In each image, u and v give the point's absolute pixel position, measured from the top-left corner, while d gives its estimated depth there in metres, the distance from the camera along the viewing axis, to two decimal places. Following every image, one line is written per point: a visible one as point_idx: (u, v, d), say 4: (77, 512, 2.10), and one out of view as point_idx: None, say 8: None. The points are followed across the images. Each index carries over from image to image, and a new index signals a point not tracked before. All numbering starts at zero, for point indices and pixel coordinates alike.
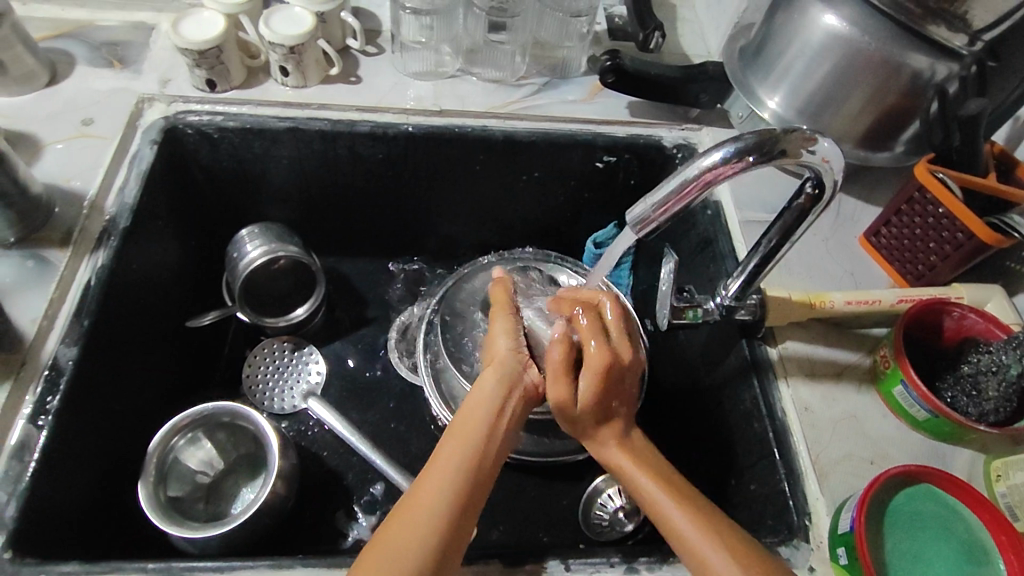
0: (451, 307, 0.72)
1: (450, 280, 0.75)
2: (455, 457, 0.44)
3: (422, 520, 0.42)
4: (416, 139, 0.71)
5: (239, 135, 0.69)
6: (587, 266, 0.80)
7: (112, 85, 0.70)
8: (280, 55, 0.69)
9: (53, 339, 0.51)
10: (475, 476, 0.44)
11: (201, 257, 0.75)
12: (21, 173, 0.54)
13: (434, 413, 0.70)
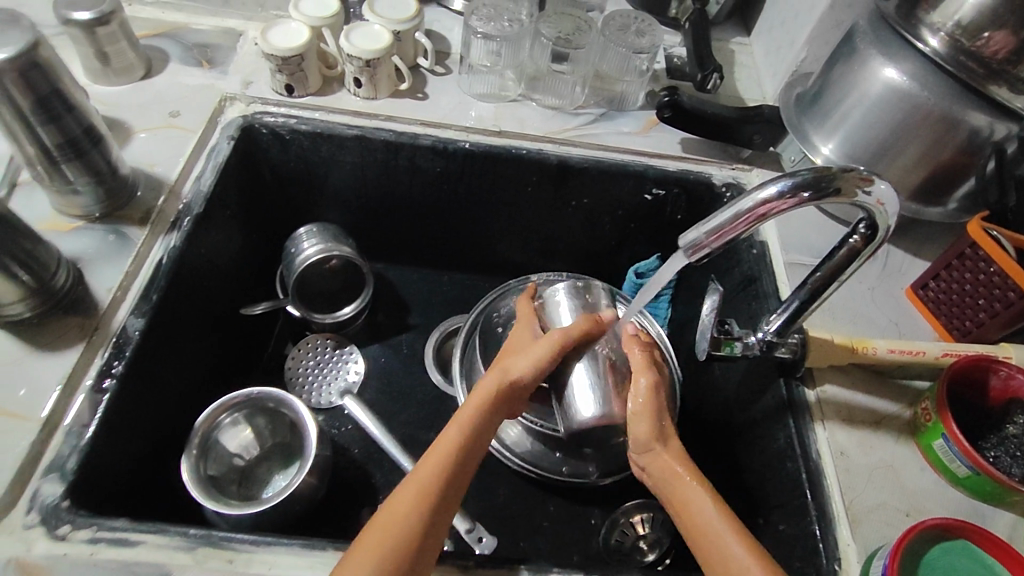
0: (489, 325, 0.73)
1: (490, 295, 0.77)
2: (428, 492, 0.45)
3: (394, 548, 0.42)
4: (474, 156, 0.74)
5: (309, 138, 0.73)
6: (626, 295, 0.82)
7: (199, 82, 0.75)
8: (356, 67, 0.73)
9: (124, 309, 0.55)
10: (445, 511, 0.45)
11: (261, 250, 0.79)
12: (112, 152, 0.58)
13: None
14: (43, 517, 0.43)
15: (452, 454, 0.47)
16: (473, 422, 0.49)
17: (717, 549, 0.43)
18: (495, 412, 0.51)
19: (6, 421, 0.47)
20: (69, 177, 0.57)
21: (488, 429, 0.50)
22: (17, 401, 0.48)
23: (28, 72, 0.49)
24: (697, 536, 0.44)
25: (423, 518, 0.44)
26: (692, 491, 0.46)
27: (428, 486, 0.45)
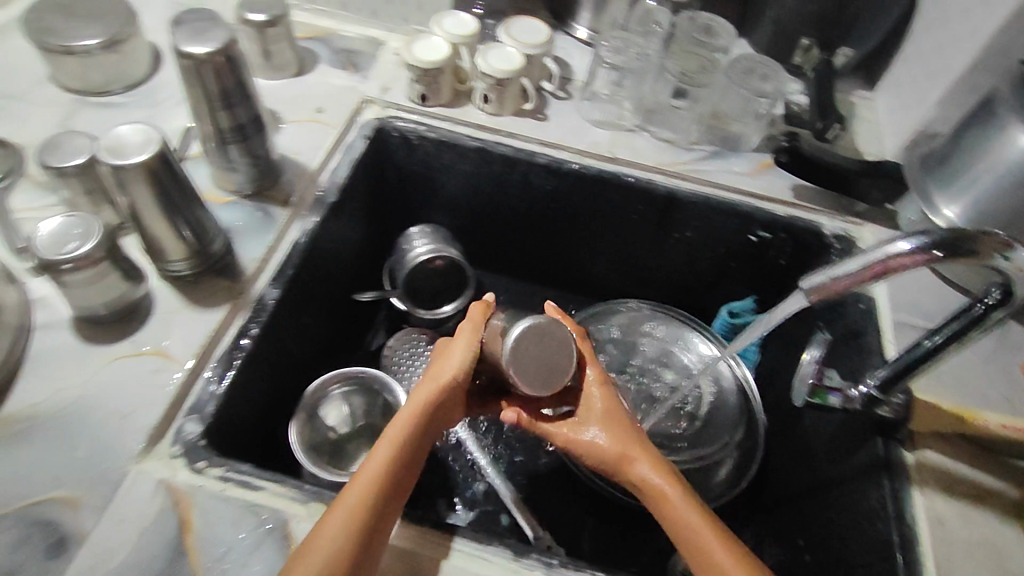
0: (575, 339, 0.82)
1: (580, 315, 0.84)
2: (363, 506, 0.44)
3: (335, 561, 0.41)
4: (586, 179, 0.77)
5: (434, 145, 0.78)
6: (718, 333, 0.82)
7: (343, 83, 0.81)
8: (487, 84, 0.77)
9: (263, 279, 0.61)
10: (374, 536, 0.44)
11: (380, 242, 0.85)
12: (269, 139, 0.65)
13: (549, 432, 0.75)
14: (184, 450, 0.49)
15: (372, 481, 0.45)
16: (394, 444, 0.47)
17: (707, 558, 0.46)
18: (417, 429, 0.49)
19: (162, 362, 0.53)
20: (232, 157, 0.63)
21: (411, 446, 0.48)
22: (170, 345, 0.55)
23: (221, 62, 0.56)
24: (700, 556, 0.47)
25: (349, 547, 0.42)
26: (677, 505, 0.49)
27: (362, 500, 0.44)
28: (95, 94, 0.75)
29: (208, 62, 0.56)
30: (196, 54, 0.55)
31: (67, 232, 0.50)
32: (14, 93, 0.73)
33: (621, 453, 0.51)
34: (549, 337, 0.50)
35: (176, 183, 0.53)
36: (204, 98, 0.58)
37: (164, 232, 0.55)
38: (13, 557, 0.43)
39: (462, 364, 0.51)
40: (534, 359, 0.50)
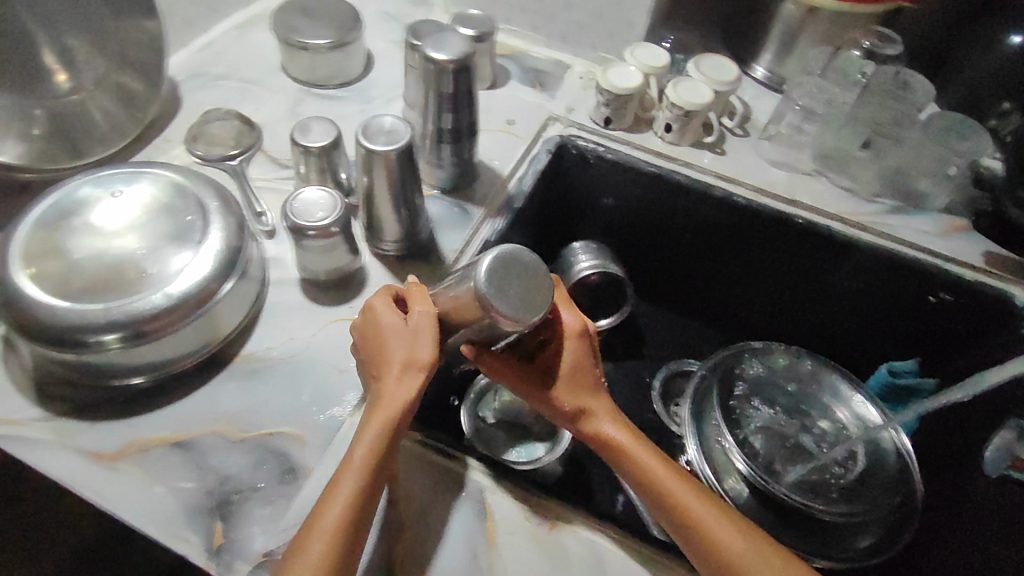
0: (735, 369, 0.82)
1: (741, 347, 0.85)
2: (342, 533, 0.41)
3: None
4: (760, 217, 0.78)
5: (611, 166, 0.81)
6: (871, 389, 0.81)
7: (531, 99, 0.85)
8: (673, 114, 0.79)
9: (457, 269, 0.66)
10: (352, 555, 0.42)
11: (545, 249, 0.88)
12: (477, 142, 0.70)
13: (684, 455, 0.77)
14: None
15: (348, 505, 0.42)
16: (364, 463, 0.44)
17: (682, 512, 0.48)
18: (391, 442, 0.45)
19: None
20: (442, 157, 0.69)
21: (388, 455, 0.45)
22: None
23: (456, 69, 0.61)
24: (708, 544, 0.47)
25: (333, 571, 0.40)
26: (671, 483, 0.49)
27: (340, 527, 0.42)
28: (319, 87, 0.82)
29: (444, 69, 0.61)
30: (438, 61, 0.60)
31: (314, 206, 0.56)
32: (252, 79, 0.80)
33: (581, 408, 0.52)
34: (512, 268, 0.44)
35: (408, 173, 0.59)
36: (433, 101, 0.64)
37: (389, 214, 0.61)
38: (252, 475, 0.49)
39: (426, 364, 0.47)
40: (514, 290, 0.44)
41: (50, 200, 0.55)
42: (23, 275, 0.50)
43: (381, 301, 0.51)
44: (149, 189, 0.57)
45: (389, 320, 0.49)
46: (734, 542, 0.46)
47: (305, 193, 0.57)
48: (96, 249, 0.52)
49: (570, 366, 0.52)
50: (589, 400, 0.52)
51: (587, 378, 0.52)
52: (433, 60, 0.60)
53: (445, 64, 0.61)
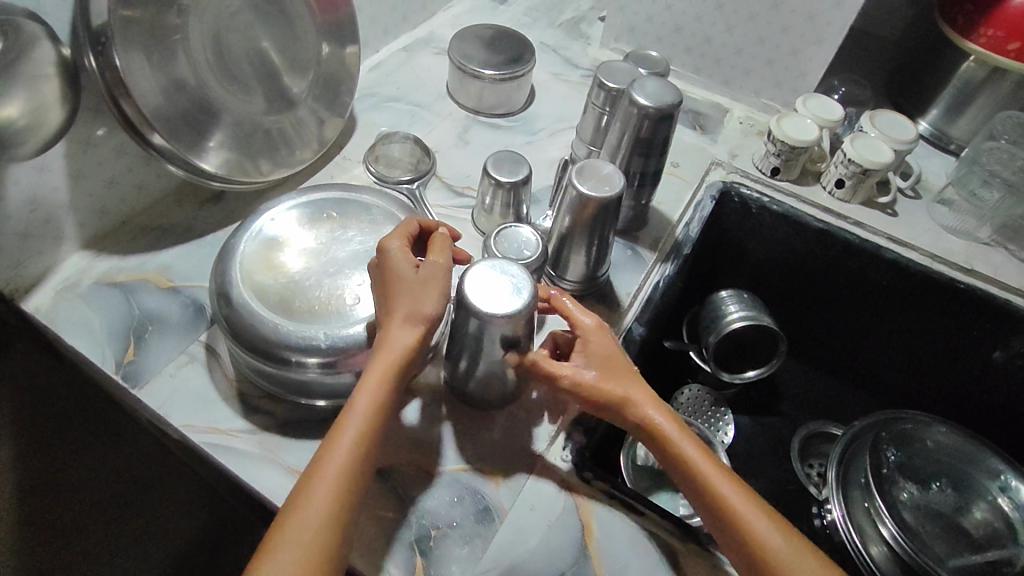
0: (886, 432, 0.78)
1: (888, 413, 0.81)
2: (339, 491, 0.39)
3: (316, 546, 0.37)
4: (934, 283, 0.75)
5: (774, 218, 0.79)
6: None
7: (692, 142, 0.84)
8: (849, 171, 0.76)
9: (631, 315, 0.65)
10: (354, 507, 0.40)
11: (691, 296, 0.86)
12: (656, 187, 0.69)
13: (825, 517, 0.74)
14: (573, 457, 0.53)
15: (351, 456, 0.40)
16: (369, 414, 0.41)
17: (718, 501, 0.44)
18: (394, 391, 0.43)
19: None
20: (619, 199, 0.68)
21: (391, 402, 0.43)
22: None
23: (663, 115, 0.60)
24: (769, 558, 0.42)
25: (328, 529, 0.38)
26: (719, 479, 0.44)
27: (338, 486, 0.39)
28: (485, 114, 0.81)
29: (649, 114, 0.60)
30: (645, 108, 0.59)
31: (520, 245, 0.58)
32: (421, 103, 0.81)
33: (614, 388, 0.48)
34: (509, 278, 0.48)
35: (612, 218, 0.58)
36: (627, 144, 0.63)
37: (582, 256, 0.61)
38: (449, 511, 0.49)
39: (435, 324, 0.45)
40: (486, 289, 0.48)
41: (265, 217, 0.56)
42: (246, 291, 0.51)
43: (397, 246, 0.48)
44: (355, 214, 0.58)
45: (403, 269, 0.47)
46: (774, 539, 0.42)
47: (520, 229, 0.59)
48: (311, 272, 0.53)
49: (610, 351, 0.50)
50: (633, 386, 0.48)
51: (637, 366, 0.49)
52: (640, 105, 0.60)
53: (650, 111, 0.60)
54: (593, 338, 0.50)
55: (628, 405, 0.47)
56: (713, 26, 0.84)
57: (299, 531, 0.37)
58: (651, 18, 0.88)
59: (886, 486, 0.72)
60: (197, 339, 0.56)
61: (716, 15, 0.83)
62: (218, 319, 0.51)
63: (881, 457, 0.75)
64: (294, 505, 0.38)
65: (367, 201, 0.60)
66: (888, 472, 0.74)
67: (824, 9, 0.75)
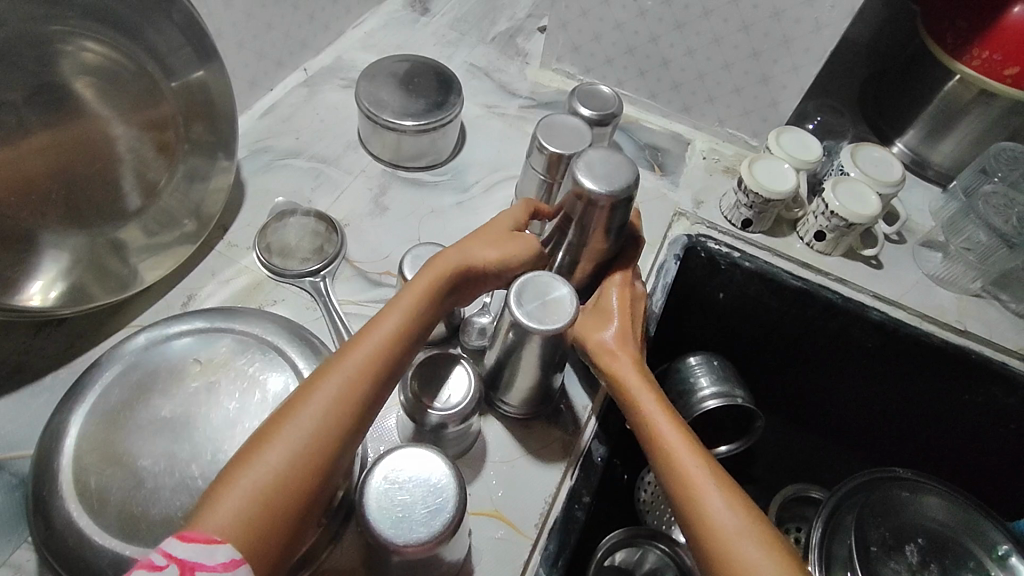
0: (871, 504, 0.70)
1: (873, 472, 0.73)
2: (366, 375, 0.40)
3: (335, 413, 0.38)
4: (925, 347, 0.66)
5: (746, 275, 0.69)
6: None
7: (651, 188, 0.73)
8: (831, 224, 0.66)
9: (588, 432, 0.54)
10: (364, 411, 0.40)
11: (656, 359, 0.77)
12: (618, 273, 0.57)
13: None
14: None
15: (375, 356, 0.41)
16: (408, 309, 0.43)
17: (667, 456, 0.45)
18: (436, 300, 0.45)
19: (503, 528, 0.48)
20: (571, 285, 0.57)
21: (429, 312, 0.45)
22: (509, 506, 0.49)
23: (620, 203, 0.48)
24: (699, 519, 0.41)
25: (346, 406, 0.38)
26: (671, 437, 0.45)
27: (366, 372, 0.40)
28: (405, 167, 0.68)
29: (601, 198, 0.48)
30: (595, 194, 0.48)
31: (449, 381, 0.47)
32: (326, 157, 0.67)
33: (608, 342, 0.51)
34: (420, 480, 0.37)
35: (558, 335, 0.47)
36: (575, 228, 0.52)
37: (526, 375, 0.50)
38: None
39: (505, 261, 0.49)
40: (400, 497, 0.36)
41: (106, 378, 0.43)
42: (77, 502, 0.38)
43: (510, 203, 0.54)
44: (230, 358, 0.45)
45: (507, 217, 0.52)
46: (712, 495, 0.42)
47: (456, 359, 0.48)
48: (168, 458, 0.40)
49: (611, 311, 0.53)
50: (620, 343, 0.51)
51: (626, 327, 0.52)
52: (587, 190, 0.48)
53: (602, 198, 0.48)
54: (614, 295, 0.53)
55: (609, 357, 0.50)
56: (671, 48, 0.71)
57: (300, 423, 0.37)
58: (598, 37, 0.74)
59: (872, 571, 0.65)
60: (24, 541, 0.42)
61: (675, 36, 0.70)
62: (40, 543, 0.38)
63: (867, 535, 0.67)
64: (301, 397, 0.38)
65: (246, 334, 0.46)
66: (876, 554, 0.66)
67: (799, 33, 0.64)
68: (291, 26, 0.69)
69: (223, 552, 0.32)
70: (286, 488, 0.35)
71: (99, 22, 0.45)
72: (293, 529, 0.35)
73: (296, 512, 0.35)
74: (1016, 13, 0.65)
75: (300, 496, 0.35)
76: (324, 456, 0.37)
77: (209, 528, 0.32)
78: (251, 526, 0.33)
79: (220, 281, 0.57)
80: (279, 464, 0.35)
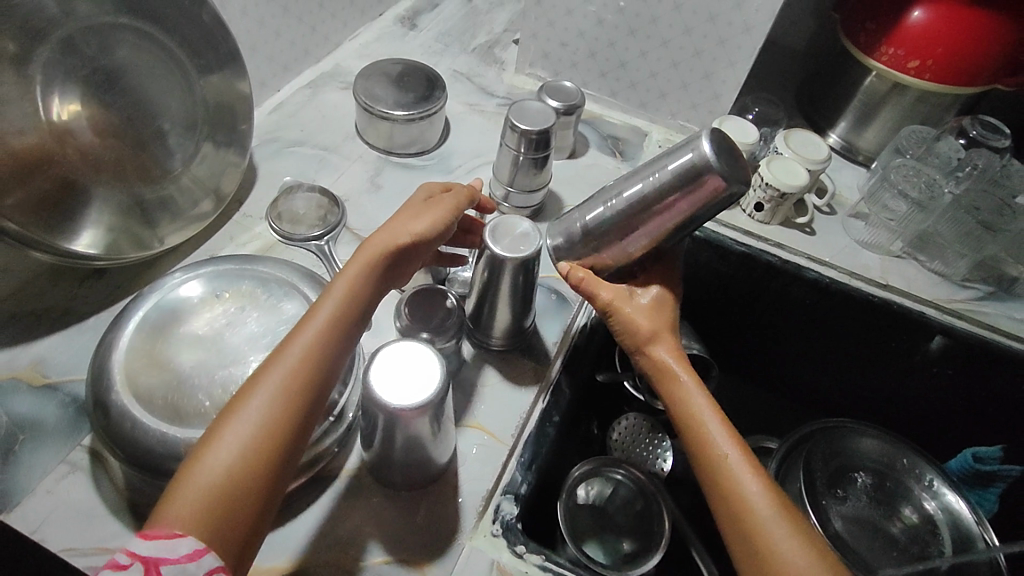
0: (816, 446, 0.78)
1: (818, 422, 0.81)
2: (303, 368, 0.43)
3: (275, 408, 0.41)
4: (852, 300, 0.76)
5: (697, 243, 0.79)
6: (952, 471, 0.77)
7: (614, 171, 0.83)
8: (767, 195, 0.76)
9: (558, 365, 0.63)
10: (308, 399, 0.43)
11: None
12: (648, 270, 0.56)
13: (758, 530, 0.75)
14: (504, 529, 0.51)
15: (309, 350, 0.44)
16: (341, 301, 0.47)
17: (705, 442, 0.47)
18: (368, 285, 0.48)
19: (483, 437, 0.56)
20: (625, 246, 0.55)
21: (362, 299, 0.48)
22: (489, 421, 0.57)
23: (725, 196, 0.47)
24: (737, 508, 0.44)
25: (287, 398, 0.42)
26: (711, 425, 0.48)
27: (303, 365, 0.43)
28: (397, 153, 0.78)
29: (710, 178, 0.47)
30: (710, 171, 0.47)
31: (437, 313, 0.57)
32: (328, 146, 0.77)
33: (651, 331, 0.52)
34: (414, 365, 0.46)
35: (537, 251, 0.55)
36: (659, 189, 0.50)
37: (503, 309, 0.59)
38: None
39: (428, 236, 0.52)
40: (400, 375, 0.45)
41: (147, 306, 0.51)
42: (129, 396, 0.46)
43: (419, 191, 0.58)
44: (251, 290, 0.54)
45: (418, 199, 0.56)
46: (754, 494, 0.45)
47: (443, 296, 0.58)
48: (203, 364, 0.48)
49: (650, 300, 0.54)
50: (664, 332, 0.53)
51: (670, 321, 0.53)
52: (709, 163, 0.47)
53: (715, 179, 0.47)
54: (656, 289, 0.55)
55: (650, 345, 0.52)
56: (627, 51, 0.83)
57: (244, 423, 0.40)
58: (564, 44, 0.86)
59: (817, 501, 0.73)
60: (79, 444, 0.50)
61: (630, 40, 0.81)
62: (99, 431, 0.46)
63: (811, 470, 0.76)
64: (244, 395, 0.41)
65: (264, 272, 0.55)
66: (821, 488, 0.75)
67: (732, 33, 0.75)
68: (297, 36, 0.80)
69: (186, 544, 0.36)
70: (238, 481, 0.39)
71: (141, 19, 0.54)
72: (254, 512, 0.39)
73: (255, 501, 0.39)
74: (914, 17, 0.76)
75: (254, 485, 0.39)
76: (275, 446, 0.41)
77: (170, 525, 0.37)
78: (211, 519, 0.37)
79: (237, 244, 0.66)
80: (230, 459, 0.39)
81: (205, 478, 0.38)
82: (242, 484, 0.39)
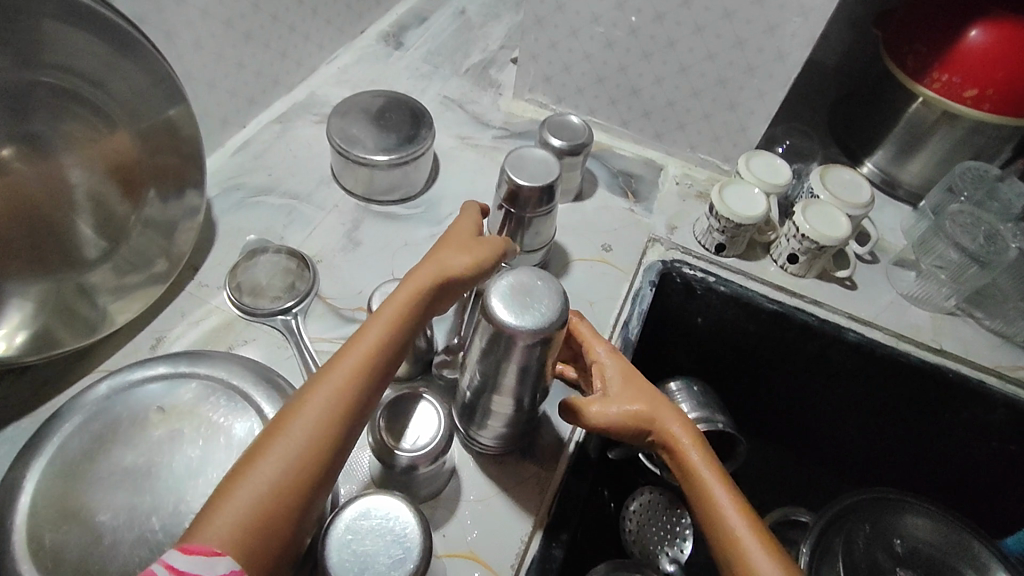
0: (856, 530, 0.64)
1: (862, 495, 0.67)
2: (355, 389, 0.39)
3: (324, 426, 0.37)
4: (900, 367, 0.66)
5: (722, 300, 0.69)
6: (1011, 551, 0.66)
7: (626, 215, 0.73)
8: (804, 247, 0.66)
9: (565, 467, 0.53)
10: (353, 424, 0.39)
11: None
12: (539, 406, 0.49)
13: None
14: None
15: (359, 368, 0.40)
16: (393, 320, 0.42)
17: (719, 517, 0.42)
18: (420, 307, 0.44)
19: (477, 570, 0.47)
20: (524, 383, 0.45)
21: (413, 322, 0.44)
22: (485, 547, 0.48)
23: (550, 331, 0.40)
24: None
25: (336, 421, 0.38)
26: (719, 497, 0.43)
27: (352, 386, 0.39)
28: (378, 201, 0.68)
29: (517, 343, 0.40)
30: (512, 330, 0.40)
31: (415, 428, 0.46)
32: (299, 194, 0.67)
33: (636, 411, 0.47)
34: (383, 531, 0.37)
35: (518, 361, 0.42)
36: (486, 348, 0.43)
37: (498, 417, 0.48)
38: None
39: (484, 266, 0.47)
40: (367, 543, 0.37)
41: (64, 431, 0.42)
42: (34, 564, 0.37)
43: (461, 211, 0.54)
44: (194, 405, 0.45)
45: (472, 224, 0.51)
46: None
47: (421, 402, 0.47)
48: (129, 509, 0.40)
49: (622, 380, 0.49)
50: (653, 406, 0.47)
51: (653, 389, 0.49)
52: (502, 324, 0.40)
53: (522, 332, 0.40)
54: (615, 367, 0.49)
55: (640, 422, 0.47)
56: (640, 77, 0.72)
57: (293, 440, 0.36)
58: (568, 67, 0.75)
59: None
60: None
61: (644, 65, 0.71)
62: None
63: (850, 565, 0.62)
64: (293, 410, 0.38)
65: (210, 379, 0.46)
66: None
67: (762, 60, 0.65)
68: (262, 64, 0.70)
69: (224, 564, 0.32)
70: (280, 499, 0.35)
71: (73, 77, 0.45)
72: (288, 538, 0.35)
73: (295, 520, 0.36)
74: (972, 38, 0.67)
75: (297, 503, 0.36)
76: (318, 472, 0.37)
77: (209, 541, 0.33)
78: (250, 539, 0.34)
79: (190, 321, 0.56)
80: (272, 479, 0.35)
81: (246, 496, 0.34)
82: (286, 504, 0.35)
